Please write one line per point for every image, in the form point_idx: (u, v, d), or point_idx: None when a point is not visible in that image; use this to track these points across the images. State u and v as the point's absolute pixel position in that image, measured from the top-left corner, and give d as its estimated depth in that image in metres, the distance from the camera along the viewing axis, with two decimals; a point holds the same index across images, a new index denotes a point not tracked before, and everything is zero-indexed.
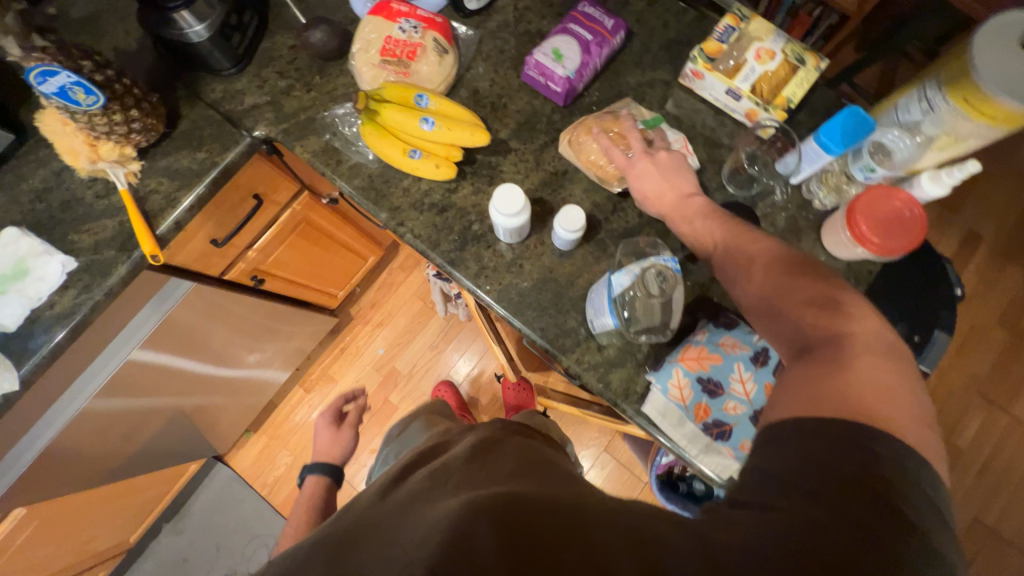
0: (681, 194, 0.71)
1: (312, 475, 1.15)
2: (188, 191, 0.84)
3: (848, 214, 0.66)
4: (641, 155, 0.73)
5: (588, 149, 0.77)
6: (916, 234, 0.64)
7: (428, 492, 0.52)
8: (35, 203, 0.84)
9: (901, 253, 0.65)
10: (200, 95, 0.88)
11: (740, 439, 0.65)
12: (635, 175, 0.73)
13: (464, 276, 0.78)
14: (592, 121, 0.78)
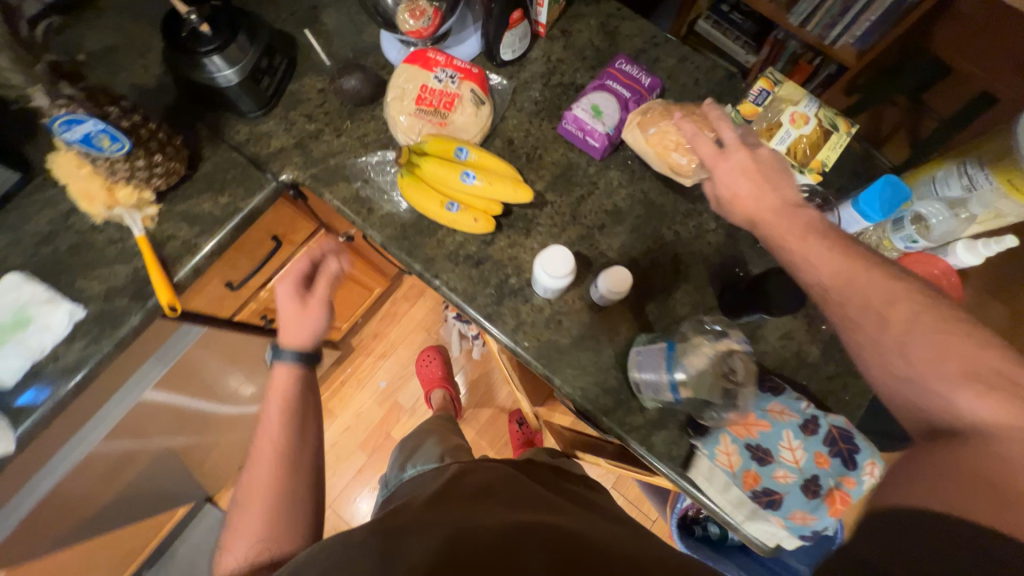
0: (783, 199, 0.65)
1: (283, 363, 0.78)
2: (209, 237, 0.80)
3: None
4: (737, 147, 0.67)
5: (666, 133, 0.75)
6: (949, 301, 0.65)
7: (472, 497, 0.62)
8: (40, 246, 0.79)
9: None
10: (223, 136, 0.85)
11: (790, 508, 0.63)
12: (725, 169, 0.67)
13: (502, 331, 0.76)
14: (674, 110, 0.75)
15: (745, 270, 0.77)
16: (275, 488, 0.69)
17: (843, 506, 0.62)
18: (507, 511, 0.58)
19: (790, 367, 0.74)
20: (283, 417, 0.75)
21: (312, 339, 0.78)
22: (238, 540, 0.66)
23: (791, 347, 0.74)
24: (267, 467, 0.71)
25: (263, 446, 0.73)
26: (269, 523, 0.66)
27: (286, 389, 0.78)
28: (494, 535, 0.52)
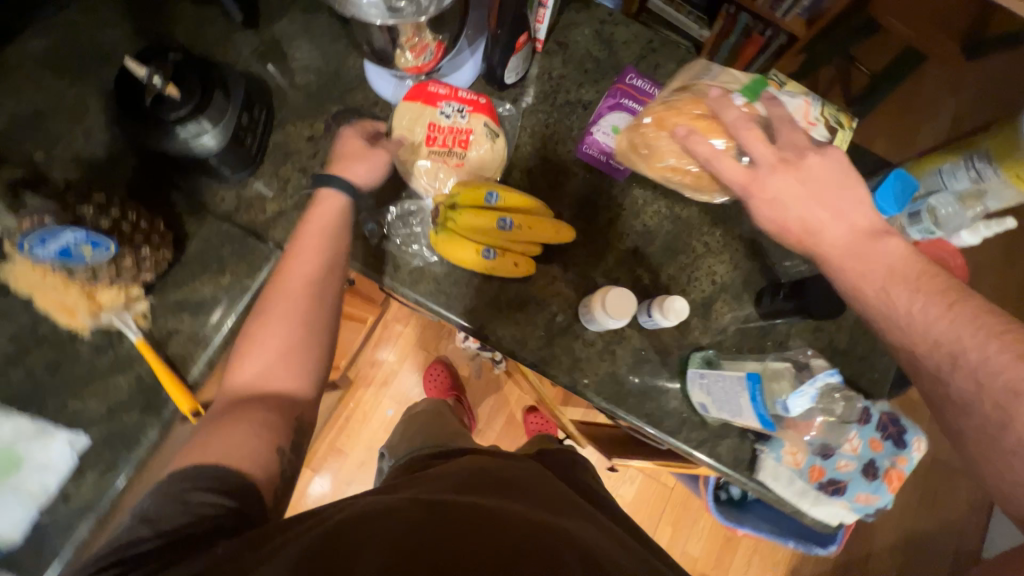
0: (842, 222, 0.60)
1: (330, 192, 0.68)
2: (218, 325, 0.71)
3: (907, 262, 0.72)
4: (775, 166, 0.61)
5: (664, 152, 0.71)
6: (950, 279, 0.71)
7: (500, 486, 0.57)
8: (9, 372, 0.66)
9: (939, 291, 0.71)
10: (207, 206, 0.74)
11: (853, 492, 0.71)
12: (766, 189, 0.62)
13: (559, 372, 0.75)
14: (672, 117, 0.69)
15: (774, 272, 0.81)
16: (296, 324, 0.62)
17: (899, 483, 0.71)
18: (530, 508, 0.53)
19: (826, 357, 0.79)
20: (323, 238, 0.66)
21: (359, 179, 0.70)
22: (252, 358, 0.61)
23: (825, 338, 0.80)
24: (291, 302, 0.63)
25: (287, 281, 0.64)
26: (285, 357, 0.61)
27: (327, 217, 0.68)
28: (509, 529, 0.47)
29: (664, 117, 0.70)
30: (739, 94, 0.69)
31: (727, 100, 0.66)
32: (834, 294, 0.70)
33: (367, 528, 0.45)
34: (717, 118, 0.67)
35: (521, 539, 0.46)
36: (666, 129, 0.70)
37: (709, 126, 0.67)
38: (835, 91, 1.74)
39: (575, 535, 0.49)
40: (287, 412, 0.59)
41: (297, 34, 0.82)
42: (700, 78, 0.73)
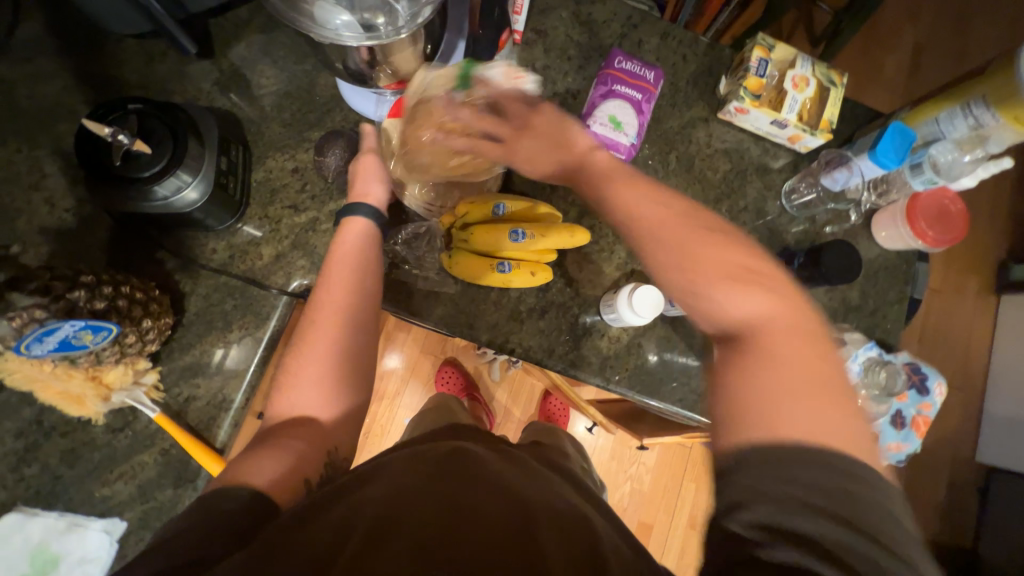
0: (577, 153, 0.64)
1: (355, 220, 0.65)
2: (236, 384, 0.68)
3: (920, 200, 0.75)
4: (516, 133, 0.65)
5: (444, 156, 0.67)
6: (954, 232, 0.75)
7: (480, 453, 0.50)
8: (21, 470, 0.62)
9: (942, 238, 0.75)
10: (198, 261, 0.70)
11: (886, 443, 0.73)
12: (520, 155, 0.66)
13: (590, 373, 0.75)
14: (422, 123, 0.66)
15: (782, 241, 0.82)
16: (336, 353, 0.58)
17: (926, 428, 0.73)
18: (543, 487, 0.46)
19: (840, 316, 0.81)
20: (350, 264, 0.62)
21: (382, 204, 0.68)
22: (289, 393, 0.56)
23: (838, 298, 0.81)
24: (328, 334, 0.59)
25: (320, 307, 0.60)
26: (327, 392, 0.56)
27: (354, 243, 0.64)
28: (488, 515, 0.40)
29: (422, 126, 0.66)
30: (459, 89, 0.63)
31: (454, 101, 0.64)
32: (851, 266, 0.71)
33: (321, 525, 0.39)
34: (457, 116, 0.64)
35: (507, 529, 0.39)
36: (433, 137, 0.66)
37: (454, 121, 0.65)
38: (798, 32, 1.72)
39: (578, 519, 0.42)
40: (321, 448, 0.53)
41: (258, 59, 0.76)
42: (418, 80, 0.65)
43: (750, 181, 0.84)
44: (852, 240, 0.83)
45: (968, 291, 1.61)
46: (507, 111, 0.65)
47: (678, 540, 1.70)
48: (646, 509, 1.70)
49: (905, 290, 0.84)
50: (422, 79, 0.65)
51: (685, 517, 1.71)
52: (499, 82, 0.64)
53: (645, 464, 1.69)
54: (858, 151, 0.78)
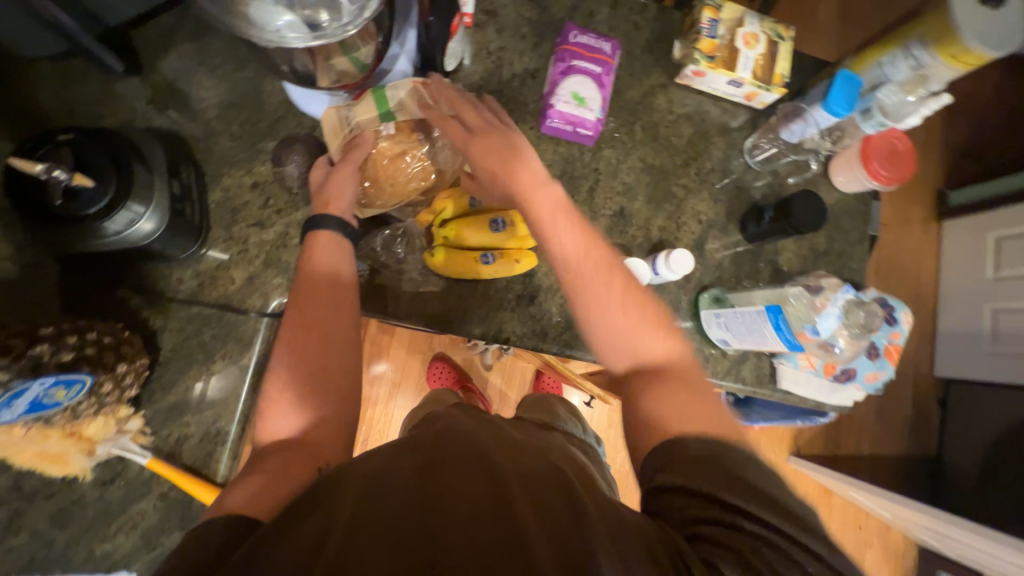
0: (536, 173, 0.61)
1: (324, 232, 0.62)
2: (228, 415, 0.65)
3: (869, 140, 0.79)
4: (477, 127, 0.64)
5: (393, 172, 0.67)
6: (903, 167, 0.79)
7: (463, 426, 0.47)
8: (9, 539, 0.59)
9: (889, 175, 0.79)
10: (165, 295, 0.66)
11: (863, 374, 0.78)
12: (478, 149, 0.63)
13: (586, 351, 0.76)
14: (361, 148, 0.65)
15: (750, 197, 0.85)
16: (315, 376, 0.55)
17: (898, 355, 0.80)
18: (535, 456, 0.44)
19: (811, 262, 0.85)
20: (321, 281, 0.59)
21: (349, 214, 0.64)
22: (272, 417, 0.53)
23: (807, 245, 0.85)
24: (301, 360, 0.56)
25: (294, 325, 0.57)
26: (310, 411, 0.53)
27: (324, 260, 0.61)
28: (470, 489, 0.38)
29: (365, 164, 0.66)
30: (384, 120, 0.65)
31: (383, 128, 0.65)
32: (819, 209, 0.74)
33: (301, 527, 0.36)
34: (394, 138, 0.66)
35: (497, 503, 0.37)
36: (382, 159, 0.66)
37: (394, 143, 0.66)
38: None
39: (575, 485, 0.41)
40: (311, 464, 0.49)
41: (193, 70, 0.71)
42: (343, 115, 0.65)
43: (714, 142, 0.85)
44: (814, 188, 0.87)
45: (914, 220, 1.73)
46: (461, 116, 0.65)
47: None
48: None
49: (866, 230, 0.89)
50: (342, 113, 0.65)
51: None
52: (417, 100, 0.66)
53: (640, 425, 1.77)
54: (813, 102, 0.81)
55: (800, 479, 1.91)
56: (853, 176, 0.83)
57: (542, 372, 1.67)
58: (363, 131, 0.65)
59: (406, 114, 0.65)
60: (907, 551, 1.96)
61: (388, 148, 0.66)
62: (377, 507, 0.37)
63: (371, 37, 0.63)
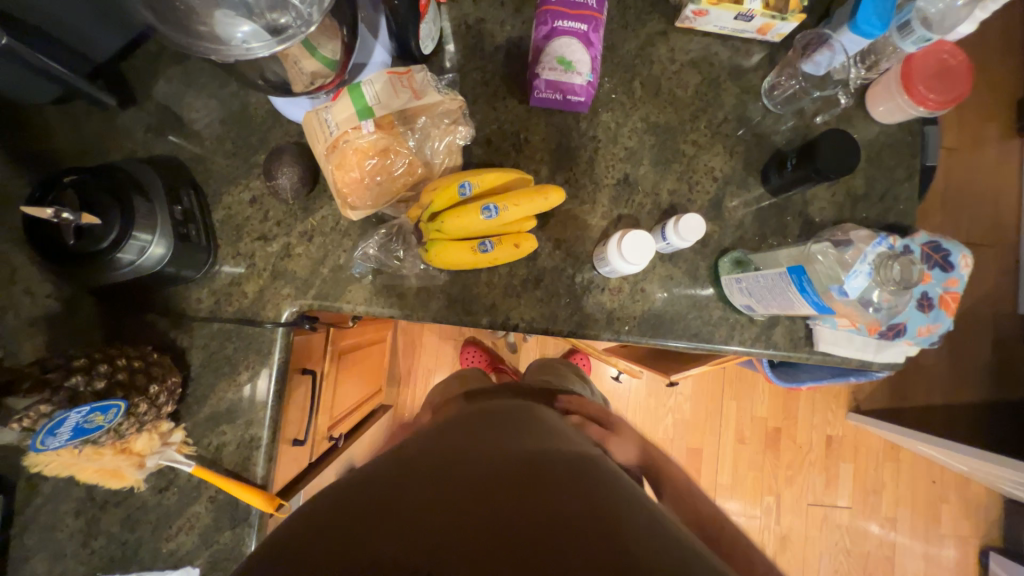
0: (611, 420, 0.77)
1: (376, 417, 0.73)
2: (259, 422, 0.69)
3: (909, 57, 0.69)
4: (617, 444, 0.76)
5: (385, 172, 0.63)
6: (953, 88, 0.68)
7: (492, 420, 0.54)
8: (91, 543, 0.66)
9: (937, 97, 0.68)
10: (188, 314, 0.70)
11: (914, 328, 0.70)
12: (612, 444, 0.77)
13: (599, 330, 0.73)
14: (349, 153, 0.61)
15: (771, 145, 0.76)
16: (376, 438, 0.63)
17: (956, 304, 0.69)
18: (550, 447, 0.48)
19: (848, 209, 0.76)
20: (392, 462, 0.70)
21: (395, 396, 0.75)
22: None
23: (842, 190, 0.76)
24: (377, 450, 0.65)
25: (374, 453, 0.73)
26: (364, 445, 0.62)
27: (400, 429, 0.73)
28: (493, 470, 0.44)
29: (349, 159, 0.61)
30: (364, 122, 0.61)
31: (364, 126, 0.60)
32: (849, 149, 0.65)
33: (338, 485, 0.42)
34: (377, 135, 0.61)
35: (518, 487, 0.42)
36: (367, 158, 0.62)
37: (380, 143, 0.62)
38: None
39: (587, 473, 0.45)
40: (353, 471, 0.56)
41: (182, 93, 0.72)
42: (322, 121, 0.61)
43: (726, 88, 0.77)
44: (847, 124, 0.77)
45: (987, 140, 1.51)
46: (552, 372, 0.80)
47: (729, 456, 1.80)
48: (691, 434, 1.79)
49: (914, 163, 0.78)
50: (320, 118, 0.61)
51: (732, 432, 1.80)
52: (398, 92, 0.62)
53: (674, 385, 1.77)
54: (839, 25, 0.70)
55: (863, 434, 1.81)
56: (893, 101, 0.73)
57: (575, 349, 1.66)
58: (343, 133, 0.60)
59: (387, 106, 0.61)
60: (990, 504, 1.82)
61: (373, 149, 0.61)
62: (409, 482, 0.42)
63: (336, 34, 0.60)
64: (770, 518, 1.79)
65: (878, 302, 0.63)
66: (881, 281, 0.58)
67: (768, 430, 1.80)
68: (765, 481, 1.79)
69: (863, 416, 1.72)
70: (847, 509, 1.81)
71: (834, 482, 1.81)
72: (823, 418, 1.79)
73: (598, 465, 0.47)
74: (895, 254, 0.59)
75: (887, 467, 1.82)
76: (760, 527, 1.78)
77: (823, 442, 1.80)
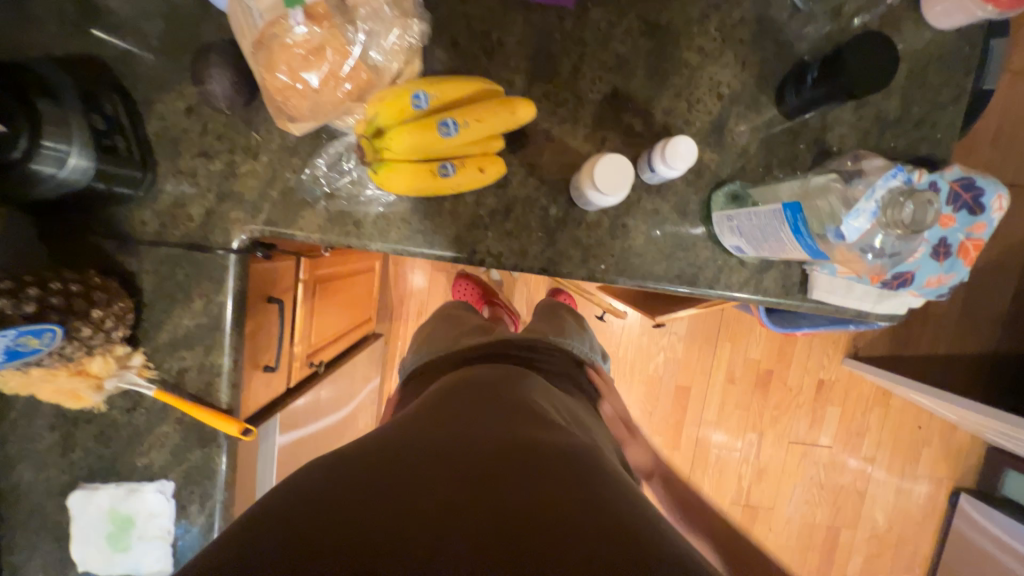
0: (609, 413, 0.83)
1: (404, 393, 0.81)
2: (218, 349, 0.68)
3: None
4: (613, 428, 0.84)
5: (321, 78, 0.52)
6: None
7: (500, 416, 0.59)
8: (69, 455, 0.69)
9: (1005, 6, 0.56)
10: (132, 237, 0.65)
11: (923, 279, 0.62)
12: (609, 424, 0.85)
13: (573, 269, 0.67)
14: (277, 53, 0.50)
15: (793, 54, 0.64)
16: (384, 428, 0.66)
17: (977, 253, 0.60)
18: (547, 443, 0.53)
19: (874, 137, 0.66)
20: None
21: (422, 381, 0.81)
22: None
23: (868, 114, 0.65)
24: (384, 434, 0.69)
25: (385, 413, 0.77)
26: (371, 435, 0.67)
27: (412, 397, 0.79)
28: (493, 467, 0.49)
29: (275, 58, 0.51)
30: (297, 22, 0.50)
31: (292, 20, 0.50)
32: (888, 60, 0.53)
33: (355, 472, 0.47)
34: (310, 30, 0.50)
35: (518, 484, 0.47)
36: (299, 58, 0.51)
37: (313, 40, 0.51)
38: None
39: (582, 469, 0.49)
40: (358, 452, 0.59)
41: None
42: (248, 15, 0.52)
43: None
44: (890, 29, 0.64)
45: None
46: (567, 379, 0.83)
47: (717, 394, 1.82)
48: (682, 373, 1.80)
49: (964, 81, 0.65)
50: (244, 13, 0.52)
51: (723, 373, 1.81)
52: None
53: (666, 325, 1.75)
54: None
55: (857, 380, 1.81)
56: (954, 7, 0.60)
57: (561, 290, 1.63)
58: (268, 27, 0.50)
59: None
60: (972, 450, 1.85)
61: (306, 47, 0.51)
62: (414, 472, 0.47)
63: None
64: (750, 452, 1.85)
65: (880, 248, 0.54)
66: (884, 224, 0.50)
67: (759, 372, 1.81)
68: (750, 419, 1.83)
69: (860, 362, 1.73)
70: (828, 448, 1.86)
71: (819, 423, 1.84)
72: (818, 362, 1.79)
73: (599, 473, 0.50)
74: (913, 188, 0.49)
75: (875, 411, 1.84)
76: (740, 460, 1.86)
77: (815, 385, 1.81)
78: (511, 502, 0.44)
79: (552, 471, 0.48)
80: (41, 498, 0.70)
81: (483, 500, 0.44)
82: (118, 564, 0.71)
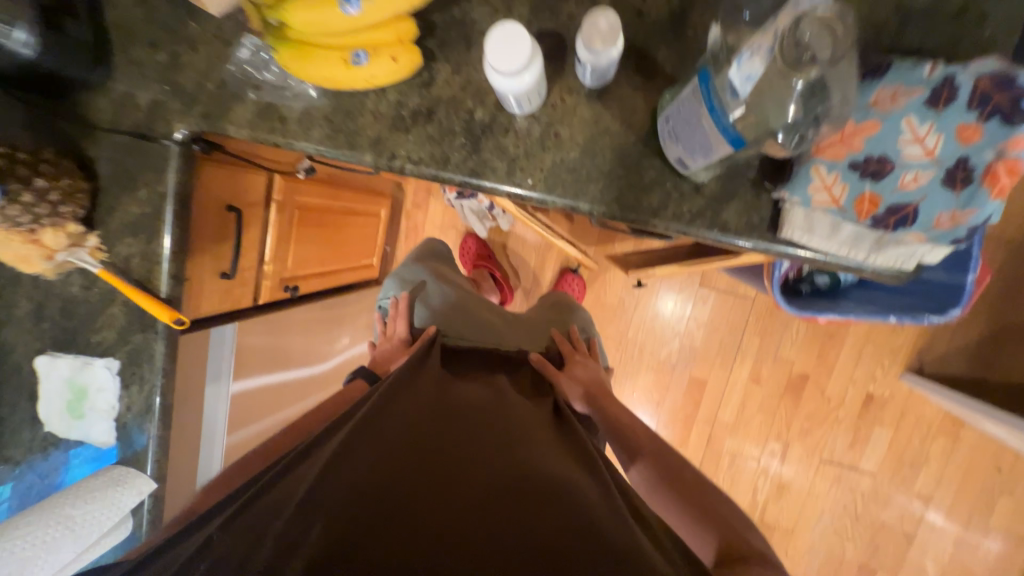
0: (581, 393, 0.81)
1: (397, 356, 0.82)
2: (159, 239, 0.72)
3: None
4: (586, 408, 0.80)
5: None
6: None
7: (489, 441, 0.60)
8: (40, 323, 0.77)
9: None
10: (92, 124, 0.69)
11: (930, 215, 0.47)
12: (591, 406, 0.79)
13: (498, 180, 0.60)
14: None
15: None
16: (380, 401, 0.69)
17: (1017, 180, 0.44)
18: (524, 462, 0.56)
19: (890, 33, 0.51)
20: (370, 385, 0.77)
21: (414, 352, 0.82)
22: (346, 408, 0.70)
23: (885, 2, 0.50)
24: None
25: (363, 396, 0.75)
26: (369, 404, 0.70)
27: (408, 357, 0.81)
28: (472, 481, 0.53)
29: None
30: None
31: None
32: None
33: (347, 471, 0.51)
34: None
35: (487, 499, 0.50)
36: None
37: None
38: None
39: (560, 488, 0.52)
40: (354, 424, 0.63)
41: None
42: None
43: None
44: None
45: None
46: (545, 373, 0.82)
47: (738, 393, 1.62)
48: (698, 364, 1.63)
49: None
50: None
51: (747, 370, 1.61)
52: None
53: (681, 313, 1.61)
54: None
55: (920, 401, 1.52)
56: None
57: (568, 271, 1.55)
58: None
59: None
60: None
61: None
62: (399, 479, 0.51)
63: None
64: (771, 464, 1.64)
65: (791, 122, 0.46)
66: (789, 64, 0.41)
67: (792, 376, 1.58)
68: (774, 428, 1.62)
69: (923, 379, 1.45)
70: (870, 475, 1.58)
71: (861, 444, 1.57)
72: (867, 373, 1.53)
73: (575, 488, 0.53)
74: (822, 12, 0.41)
75: (939, 441, 1.53)
76: (757, 470, 1.65)
77: (861, 399, 1.55)
78: (490, 515, 0.49)
79: (533, 489, 0.52)
80: (18, 359, 0.78)
81: (473, 527, 0.47)
82: (74, 429, 0.78)
